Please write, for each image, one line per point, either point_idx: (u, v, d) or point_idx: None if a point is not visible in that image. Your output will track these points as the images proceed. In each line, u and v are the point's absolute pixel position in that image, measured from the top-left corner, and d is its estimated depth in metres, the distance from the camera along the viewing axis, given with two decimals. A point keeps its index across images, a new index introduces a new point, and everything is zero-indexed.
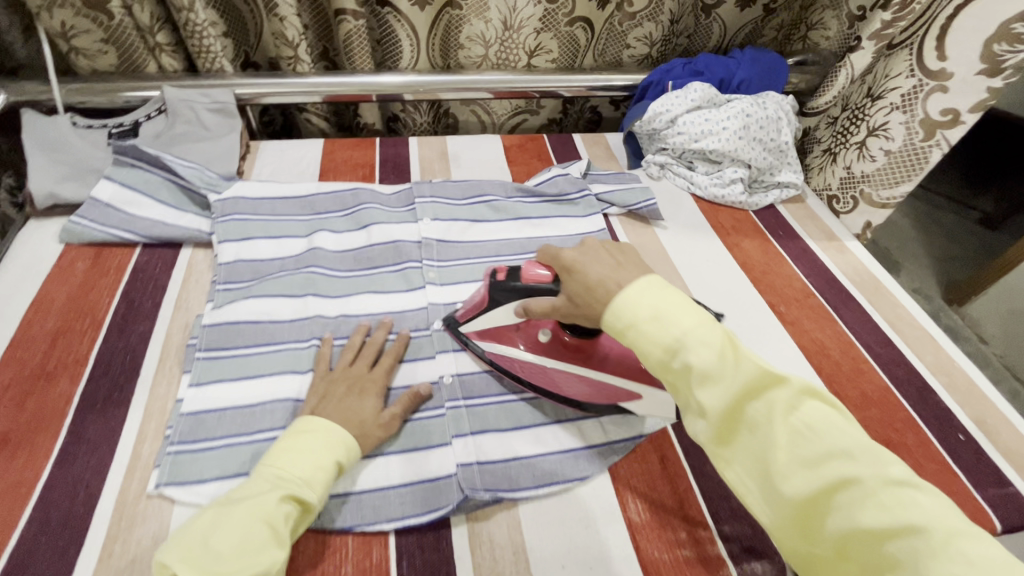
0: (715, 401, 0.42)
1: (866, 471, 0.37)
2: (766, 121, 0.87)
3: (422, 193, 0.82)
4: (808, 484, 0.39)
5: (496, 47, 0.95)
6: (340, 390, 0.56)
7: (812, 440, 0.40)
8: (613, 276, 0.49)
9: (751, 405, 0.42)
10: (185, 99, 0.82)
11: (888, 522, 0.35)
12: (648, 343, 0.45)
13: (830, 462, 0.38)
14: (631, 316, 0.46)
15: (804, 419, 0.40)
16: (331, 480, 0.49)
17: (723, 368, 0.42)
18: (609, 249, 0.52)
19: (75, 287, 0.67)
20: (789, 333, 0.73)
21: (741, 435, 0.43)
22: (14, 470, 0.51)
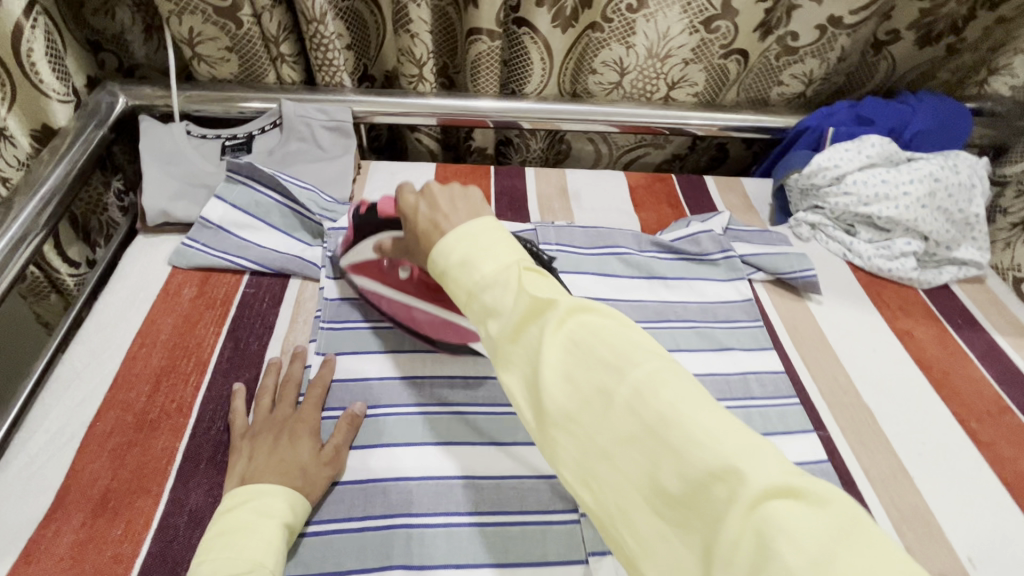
0: (497, 328, 0.37)
1: (624, 378, 0.32)
2: (956, 188, 0.74)
3: (548, 238, 0.73)
4: (573, 403, 0.33)
5: (634, 76, 0.85)
6: (266, 442, 0.51)
7: (577, 355, 0.34)
8: (443, 214, 0.43)
9: (521, 329, 0.36)
10: (303, 115, 0.77)
11: (641, 428, 0.31)
12: (453, 283, 0.39)
13: (591, 375, 0.33)
14: (442, 259, 0.40)
15: (570, 335, 0.35)
16: (282, 554, 0.43)
17: (508, 299, 0.36)
18: (454, 186, 0.46)
19: (181, 320, 0.62)
20: (984, 457, 0.61)
21: (513, 361, 0.36)
22: (110, 540, 0.46)
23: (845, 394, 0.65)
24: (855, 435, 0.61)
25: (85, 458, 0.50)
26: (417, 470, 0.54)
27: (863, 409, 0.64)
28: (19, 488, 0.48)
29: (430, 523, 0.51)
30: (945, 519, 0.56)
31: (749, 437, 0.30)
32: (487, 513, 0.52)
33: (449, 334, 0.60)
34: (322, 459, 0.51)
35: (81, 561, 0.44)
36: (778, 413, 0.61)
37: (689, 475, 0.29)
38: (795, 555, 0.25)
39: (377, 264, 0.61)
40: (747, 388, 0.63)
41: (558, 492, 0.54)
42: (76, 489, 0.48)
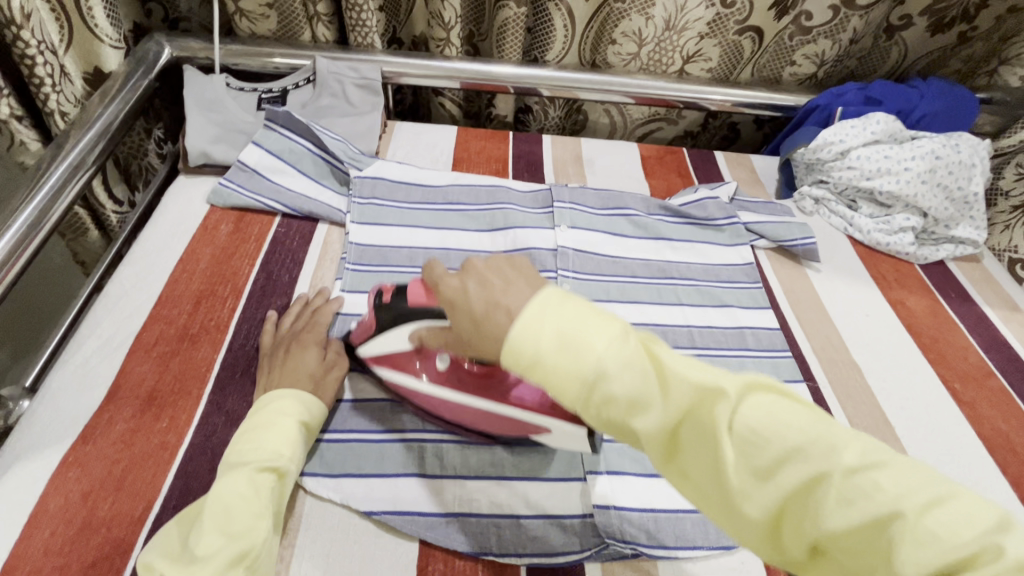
0: (652, 423, 0.34)
1: (829, 470, 0.30)
2: (957, 166, 0.77)
3: (562, 197, 0.77)
4: (773, 504, 0.31)
5: (650, 47, 0.89)
6: (277, 359, 0.54)
7: (762, 448, 0.32)
8: (502, 295, 0.38)
9: (689, 417, 0.33)
10: (335, 72, 0.81)
11: (862, 524, 0.29)
12: (564, 377, 0.35)
13: (788, 470, 0.31)
14: (532, 350, 0.35)
15: (746, 425, 0.32)
16: (299, 443, 0.48)
17: (660, 390, 0.34)
18: (495, 267, 0.41)
19: (218, 251, 0.67)
20: (965, 416, 0.64)
21: (688, 456, 0.34)
22: (157, 430, 0.51)
23: (835, 351, 0.69)
24: (842, 389, 0.65)
25: (133, 361, 0.56)
26: None
27: (851, 366, 0.68)
28: (75, 383, 0.53)
29: (442, 437, 0.55)
30: None
31: (973, 507, 0.29)
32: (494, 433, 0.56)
33: (501, 426, 0.53)
34: (327, 364, 0.55)
35: (130, 446, 0.49)
36: (770, 363, 0.65)
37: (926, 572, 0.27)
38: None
39: (408, 356, 0.53)
40: (743, 340, 0.67)
41: None
42: (126, 387, 0.54)
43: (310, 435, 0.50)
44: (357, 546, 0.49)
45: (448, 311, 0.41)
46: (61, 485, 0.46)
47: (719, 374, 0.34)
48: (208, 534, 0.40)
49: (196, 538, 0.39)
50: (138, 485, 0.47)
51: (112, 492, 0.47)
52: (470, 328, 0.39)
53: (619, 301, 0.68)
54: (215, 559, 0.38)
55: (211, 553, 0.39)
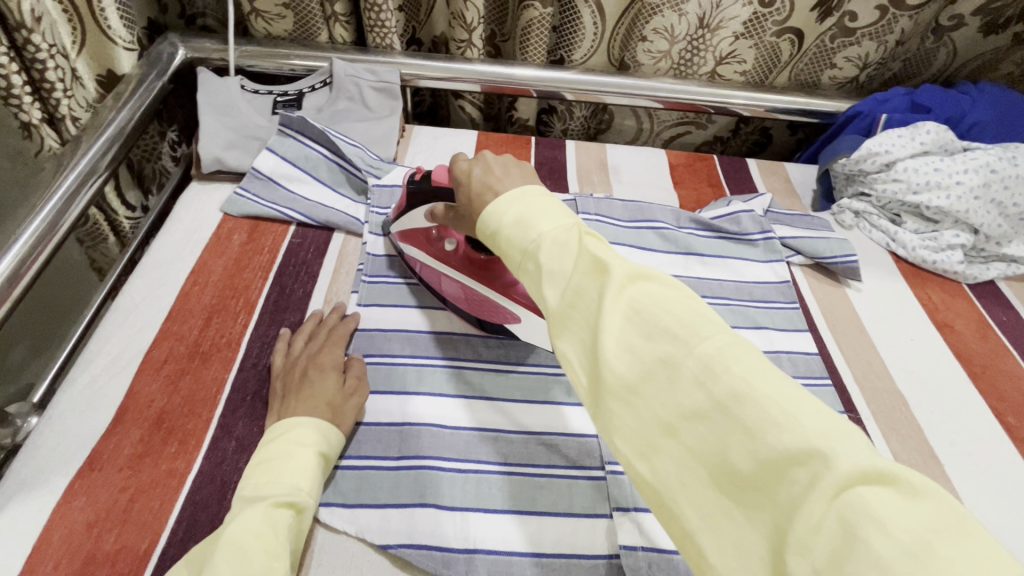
0: (549, 287, 0.35)
1: (694, 351, 0.29)
2: (1013, 180, 0.72)
3: (587, 208, 0.73)
4: (632, 372, 0.31)
5: (682, 46, 0.84)
6: (293, 382, 0.52)
7: (639, 322, 0.31)
8: (498, 179, 0.43)
9: (576, 293, 0.34)
10: (352, 74, 0.78)
11: (709, 404, 0.28)
12: (508, 242, 0.38)
13: (654, 344, 0.31)
14: (495, 221, 0.39)
15: (627, 300, 0.32)
16: (317, 476, 0.45)
17: (562, 260, 0.35)
18: (502, 159, 0.45)
19: (231, 263, 0.65)
20: (1020, 452, 0.60)
21: (568, 327, 0.34)
22: (164, 456, 0.49)
23: (878, 379, 0.64)
24: (887, 420, 0.61)
25: (141, 381, 0.54)
26: (450, 418, 0.56)
27: (896, 395, 0.63)
28: (83, 403, 0.52)
29: (463, 466, 0.53)
30: (975, 508, 0.55)
31: (836, 419, 0.27)
32: (516, 463, 0.54)
33: (483, 312, 0.61)
34: (347, 390, 0.53)
35: (138, 473, 0.47)
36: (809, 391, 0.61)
37: (761, 457, 0.27)
38: (889, 546, 0.23)
39: (424, 232, 0.62)
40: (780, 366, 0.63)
41: (586, 449, 0.55)
42: (133, 409, 0.52)
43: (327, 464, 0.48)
44: None
45: (457, 192, 0.48)
46: (65, 516, 0.45)
47: (617, 256, 0.34)
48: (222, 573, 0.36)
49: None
50: (143, 516, 0.45)
51: (117, 524, 0.45)
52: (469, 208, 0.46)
53: None
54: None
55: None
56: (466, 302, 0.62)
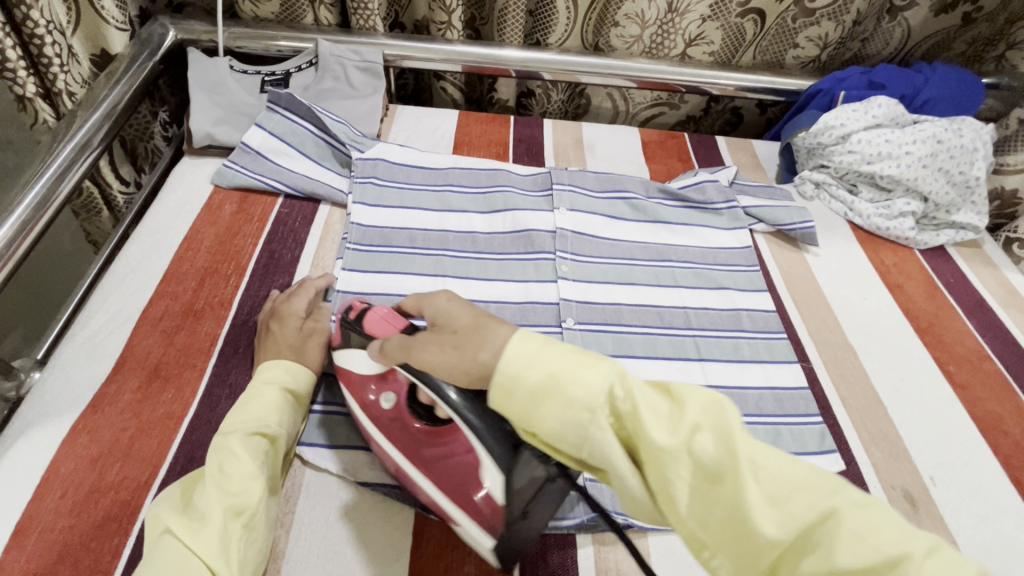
0: (662, 436, 0.32)
1: (844, 501, 0.30)
2: (958, 150, 0.77)
3: (561, 179, 0.78)
4: (787, 532, 0.30)
5: (653, 30, 0.89)
6: (261, 335, 0.56)
7: (777, 479, 0.31)
8: (482, 339, 0.37)
9: (695, 446, 0.32)
10: (337, 55, 0.82)
11: (877, 563, 0.28)
12: (579, 387, 0.34)
13: (803, 501, 0.31)
14: (530, 362, 0.35)
15: (757, 458, 0.31)
16: (284, 410, 0.49)
17: (670, 415, 0.33)
18: (485, 313, 0.40)
19: (222, 230, 0.69)
20: (958, 398, 0.65)
21: (695, 483, 0.32)
22: (162, 401, 0.52)
23: (831, 334, 0.69)
24: (836, 369, 0.66)
25: (139, 335, 0.57)
26: None
27: (847, 349, 0.68)
28: (83, 355, 0.55)
29: None
30: (914, 446, 0.60)
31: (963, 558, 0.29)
32: None
33: (414, 492, 0.48)
34: (306, 332, 0.56)
35: (138, 414, 0.51)
36: (766, 344, 0.66)
37: None
38: None
39: (365, 381, 0.50)
40: (739, 322, 0.67)
41: None
42: (132, 360, 0.55)
43: (298, 401, 0.51)
44: (352, 513, 0.50)
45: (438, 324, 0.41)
46: (70, 451, 0.48)
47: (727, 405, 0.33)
48: (209, 490, 0.41)
49: (200, 496, 0.41)
50: (144, 452, 0.49)
51: (119, 458, 0.48)
52: (438, 361, 0.39)
53: (617, 283, 0.69)
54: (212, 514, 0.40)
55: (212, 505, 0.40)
56: (397, 473, 0.49)
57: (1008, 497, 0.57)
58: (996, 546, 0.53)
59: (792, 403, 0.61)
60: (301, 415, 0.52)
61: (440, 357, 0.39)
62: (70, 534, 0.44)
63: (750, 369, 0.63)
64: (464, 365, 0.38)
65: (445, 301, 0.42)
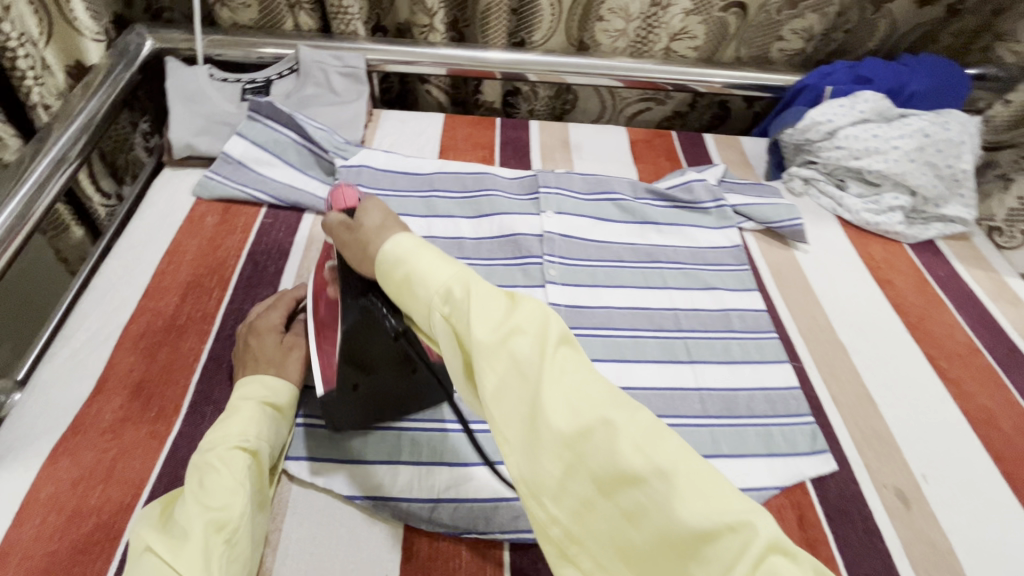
0: (486, 333, 0.34)
1: (627, 416, 0.32)
2: (945, 144, 0.76)
3: (547, 182, 0.77)
4: (573, 426, 0.32)
5: (637, 24, 0.88)
6: (240, 349, 0.55)
7: (577, 385, 0.33)
8: (372, 236, 0.41)
9: (512, 342, 0.34)
10: (319, 61, 0.81)
11: (643, 466, 0.30)
12: (422, 282, 0.37)
13: (594, 405, 0.32)
14: (395, 251, 0.39)
15: (562, 362, 0.33)
16: (263, 421, 0.48)
17: (499, 316, 0.35)
18: (395, 217, 0.43)
19: (205, 242, 0.68)
20: (949, 393, 0.65)
21: (506, 377, 0.34)
22: (145, 420, 0.52)
23: (822, 332, 0.69)
24: (827, 367, 0.66)
25: (121, 353, 0.56)
26: None
27: (837, 346, 0.68)
28: (64, 375, 0.54)
29: (428, 424, 0.55)
30: (906, 443, 0.60)
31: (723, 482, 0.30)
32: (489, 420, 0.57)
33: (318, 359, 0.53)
34: (286, 346, 0.54)
35: (120, 435, 0.50)
36: (756, 344, 0.66)
37: (694, 517, 0.29)
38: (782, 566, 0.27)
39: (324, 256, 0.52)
40: (728, 323, 0.67)
41: None
42: (114, 378, 0.54)
43: (283, 412, 0.51)
44: (341, 529, 0.49)
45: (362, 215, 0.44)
46: (51, 475, 0.47)
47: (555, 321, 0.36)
48: (189, 506, 0.41)
49: (180, 511, 0.41)
50: (126, 474, 0.48)
51: (101, 480, 0.47)
52: (345, 246, 0.44)
53: (605, 286, 0.69)
54: (193, 529, 0.39)
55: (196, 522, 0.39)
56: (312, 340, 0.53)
57: (1000, 493, 0.57)
58: (987, 543, 0.53)
59: (783, 403, 0.61)
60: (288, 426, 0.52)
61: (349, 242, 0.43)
62: (51, 561, 0.43)
63: (741, 370, 0.63)
64: (355, 253, 0.42)
65: (375, 203, 0.45)
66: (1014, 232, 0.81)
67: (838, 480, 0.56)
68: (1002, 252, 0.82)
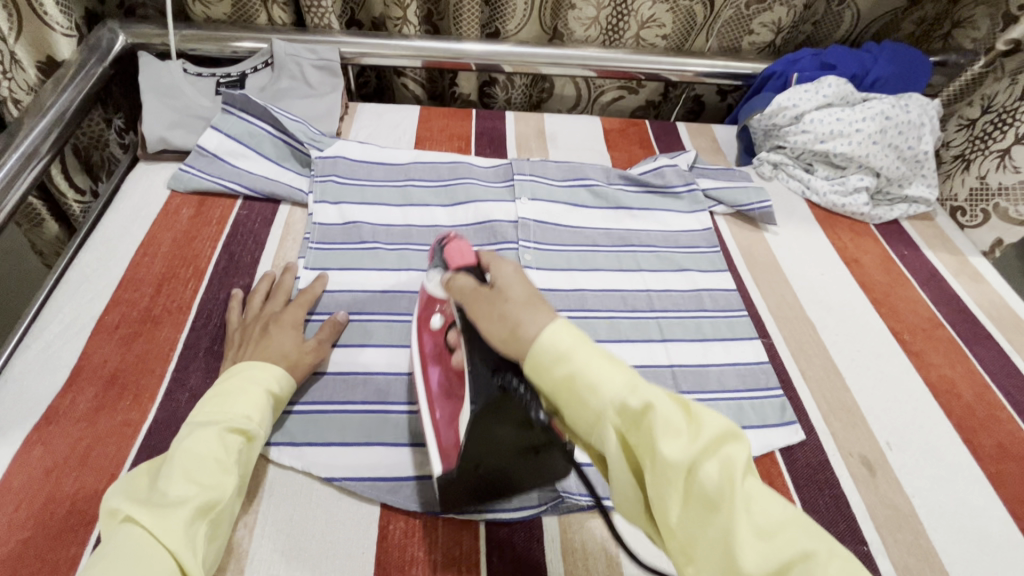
0: (674, 452, 0.34)
1: (815, 544, 0.33)
2: (906, 125, 0.79)
3: (522, 170, 0.78)
4: (766, 561, 0.32)
5: (608, 12, 0.89)
6: (254, 334, 0.56)
7: (763, 513, 0.33)
8: (523, 315, 0.39)
9: (701, 464, 0.34)
10: (292, 54, 0.81)
11: None
12: (598, 387, 0.36)
13: (784, 536, 0.33)
14: (554, 343, 0.37)
15: (749, 490, 0.34)
16: (266, 410, 0.49)
17: (684, 431, 0.35)
18: (538, 296, 0.41)
19: (180, 234, 0.68)
20: (912, 364, 0.67)
21: (694, 501, 0.34)
22: (120, 408, 0.52)
23: (790, 309, 0.71)
24: (796, 343, 0.67)
25: (95, 344, 0.56)
26: (394, 364, 0.60)
27: (806, 323, 0.70)
28: (37, 367, 0.54)
29: (407, 408, 0.57)
30: (871, 412, 0.62)
31: None
32: None
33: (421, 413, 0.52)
34: (303, 346, 0.56)
35: (95, 423, 0.50)
36: (726, 321, 0.67)
37: None
38: None
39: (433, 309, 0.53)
40: (700, 302, 0.69)
41: None
42: (89, 368, 0.54)
43: (277, 405, 0.51)
44: (319, 509, 0.50)
45: (498, 287, 0.42)
46: (24, 464, 0.47)
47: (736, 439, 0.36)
48: (178, 480, 0.41)
49: (165, 482, 0.40)
50: (102, 461, 0.48)
51: (75, 468, 0.48)
52: (481, 316, 0.41)
53: (580, 269, 0.70)
54: (183, 506, 0.39)
55: (182, 498, 0.40)
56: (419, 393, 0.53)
57: (960, 458, 0.59)
58: (948, 504, 0.55)
59: (753, 377, 0.62)
60: (275, 417, 0.52)
61: (487, 317, 0.41)
62: (24, 547, 0.43)
63: (712, 347, 0.65)
64: (497, 329, 0.40)
65: (512, 274, 0.43)
66: (975, 211, 0.83)
67: (806, 449, 0.58)
68: (963, 231, 0.84)
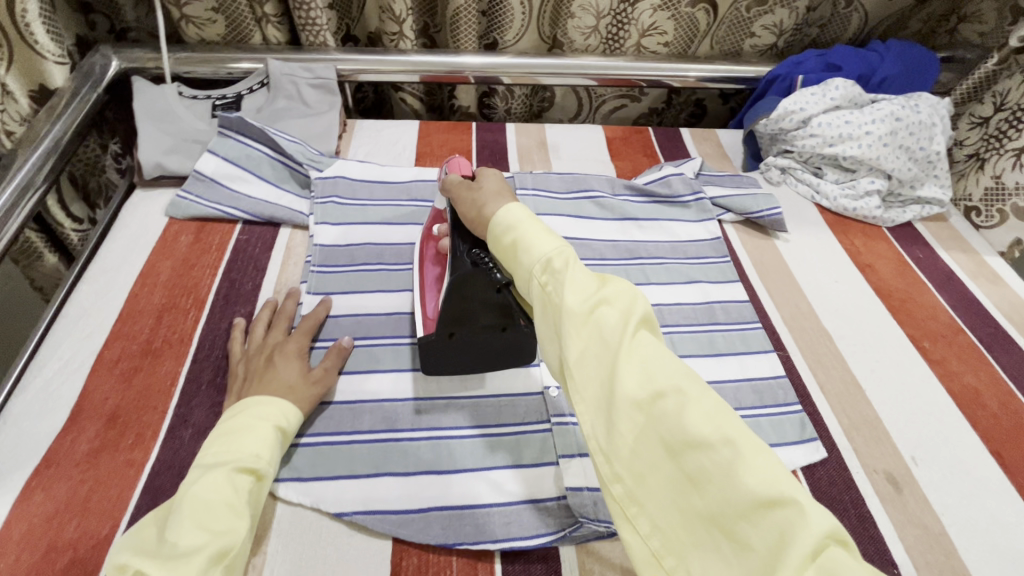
0: (578, 301, 0.37)
1: (696, 388, 0.34)
2: (917, 126, 0.77)
3: (525, 183, 0.76)
4: (645, 393, 0.34)
5: (608, 21, 0.88)
6: (257, 366, 0.54)
7: (655, 362, 0.35)
8: (490, 200, 0.46)
9: (599, 312, 0.37)
10: (288, 73, 0.80)
11: (715, 439, 0.32)
12: (527, 247, 0.40)
13: (665, 378, 0.34)
14: (504, 215, 0.43)
15: (641, 340, 0.36)
16: (276, 447, 0.47)
17: (593, 289, 0.38)
18: (509, 190, 0.47)
19: (180, 263, 0.66)
20: (934, 373, 0.65)
21: (591, 342, 0.36)
22: (122, 448, 0.50)
23: (805, 319, 0.69)
24: (812, 355, 0.66)
25: (95, 381, 0.55)
26: (400, 389, 0.58)
27: (822, 333, 0.68)
28: (37, 407, 0.53)
29: (416, 436, 0.55)
30: (894, 425, 0.60)
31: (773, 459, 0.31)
32: (486, 426, 0.56)
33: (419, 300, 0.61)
34: (308, 376, 0.54)
35: (96, 465, 0.49)
36: (741, 335, 0.66)
37: (761, 488, 0.30)
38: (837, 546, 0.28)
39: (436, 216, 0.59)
40: (713, 315, 0.67)
41: (535, 407, 0.58)
42: (89, 407, 0.53)
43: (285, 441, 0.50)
44: (328, 547, 0.48)
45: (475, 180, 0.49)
46: (24, 511, 0.46)
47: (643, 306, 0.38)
48: (188, 528, 0.39)
49: (175, 533, 0.39)
50: (104, 505, 0.47)
51: (77, 514, 0.46)
52: (459, 202, 0.49)
53: None
54: (196, 556, 0.38)
55: (193, 547, 0.38)
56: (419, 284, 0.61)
57: (989, 471, 0.57)
58: (980, 522, 0.53)
59: (771, 393, 0.60)
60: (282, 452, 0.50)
61: (463, 202, 0.48)
62: None
63: (727, 362, 0.63)
64: (468, 210, 0.47)
65: (492, 174, 0.50)
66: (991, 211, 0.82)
67: (829, 467, 0.56)
68: (978, 231, 0.83)
